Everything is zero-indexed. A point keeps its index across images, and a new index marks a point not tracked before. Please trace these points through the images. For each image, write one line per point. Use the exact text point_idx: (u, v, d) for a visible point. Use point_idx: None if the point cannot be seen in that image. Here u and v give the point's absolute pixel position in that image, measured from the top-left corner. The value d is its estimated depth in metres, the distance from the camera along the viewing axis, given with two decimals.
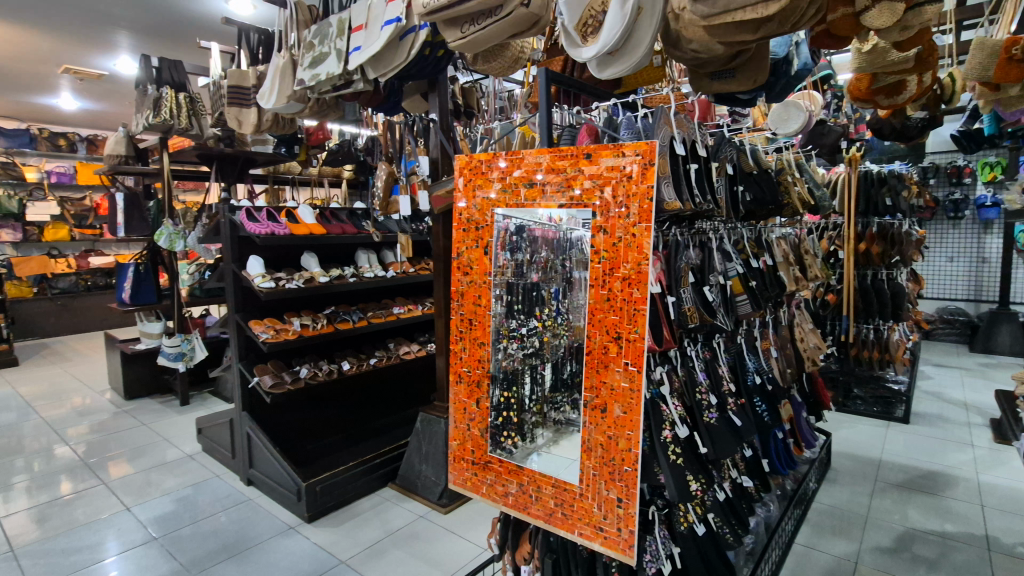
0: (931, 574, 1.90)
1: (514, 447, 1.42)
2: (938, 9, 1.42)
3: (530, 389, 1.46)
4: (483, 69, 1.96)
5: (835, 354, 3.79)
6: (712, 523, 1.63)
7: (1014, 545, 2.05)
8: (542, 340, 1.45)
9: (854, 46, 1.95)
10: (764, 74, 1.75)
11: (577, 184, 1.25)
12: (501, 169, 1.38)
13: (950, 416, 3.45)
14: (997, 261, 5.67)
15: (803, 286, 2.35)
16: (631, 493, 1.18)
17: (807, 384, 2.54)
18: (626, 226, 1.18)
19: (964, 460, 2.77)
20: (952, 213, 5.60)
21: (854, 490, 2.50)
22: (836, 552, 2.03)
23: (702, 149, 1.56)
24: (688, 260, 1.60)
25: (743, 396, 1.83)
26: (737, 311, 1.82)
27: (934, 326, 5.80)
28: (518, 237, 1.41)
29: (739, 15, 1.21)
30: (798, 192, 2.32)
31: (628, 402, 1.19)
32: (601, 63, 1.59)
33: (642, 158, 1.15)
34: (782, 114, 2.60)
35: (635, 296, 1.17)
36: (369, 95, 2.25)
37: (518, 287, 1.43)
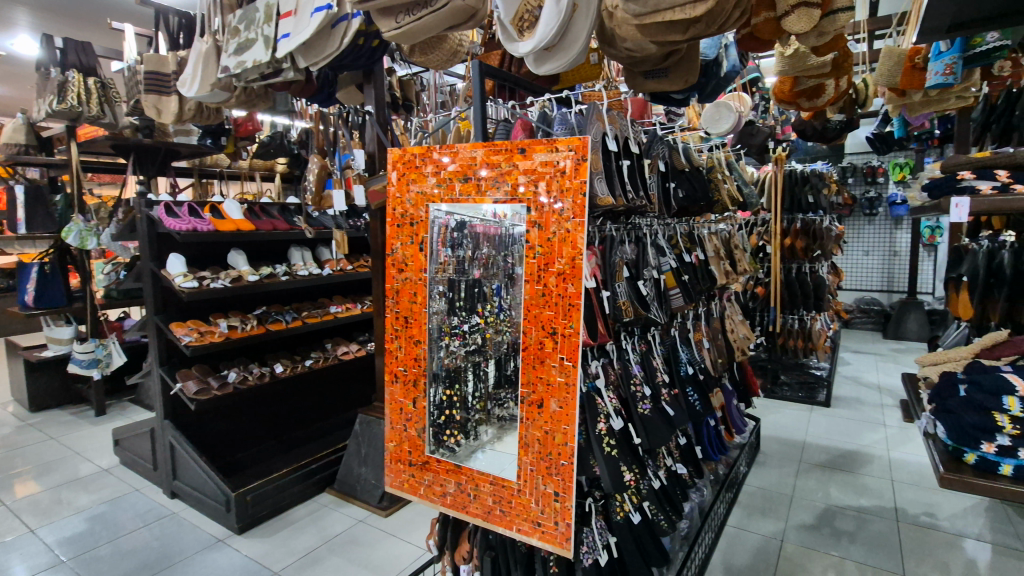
0: (848, 547, 2.03)
1: (457, 445, 1.41)
2: (850, 17, 1.51)
3: (473, 386, 1.44)
4: (420, 62, 1.91)
5: (763, 343, 4.00)
6: (647, 512, 1.67)
7: (918, 515, 2.23)
8: (484, 337, 1.41)
9: (778, 50, 2.05)
10: (695, 74, 1.82)
11: (512, 179, 1.24)
12: (436, 163, 1.35)
13: (866, 398, 3.72)
14: (906, 254, 6.16)
15: (733, 279, 2.45)
16: (567, 486, 1.19)
17: (737, 373, 2.66)
18: (560, 220, 1.18)
19: (877, 439, 3.00)
20: (867, 210, 6.03)
21: (781, 472, 2.65)
22: (764, 532, 2.14)
23: (634, 145, 1.59)
24: (622, 255, 1.64)
25: (676, 386, 1.89)
26: (670, 304, 1.87)
27: (853, 316, 6.20)
28: (459, 233, 1.39)
29: (669, 14, 1.24)
30: (728, 189, 2.41)
31: (564, 396, 1.19)
32: (537, 59, 1.59)
33: (575, 153, 1.16)
34: (714, 115, 2.69)
35: (570, 291, 1.17)
36: (301, 84, 2.16)
37: (459, 284, 1.42)
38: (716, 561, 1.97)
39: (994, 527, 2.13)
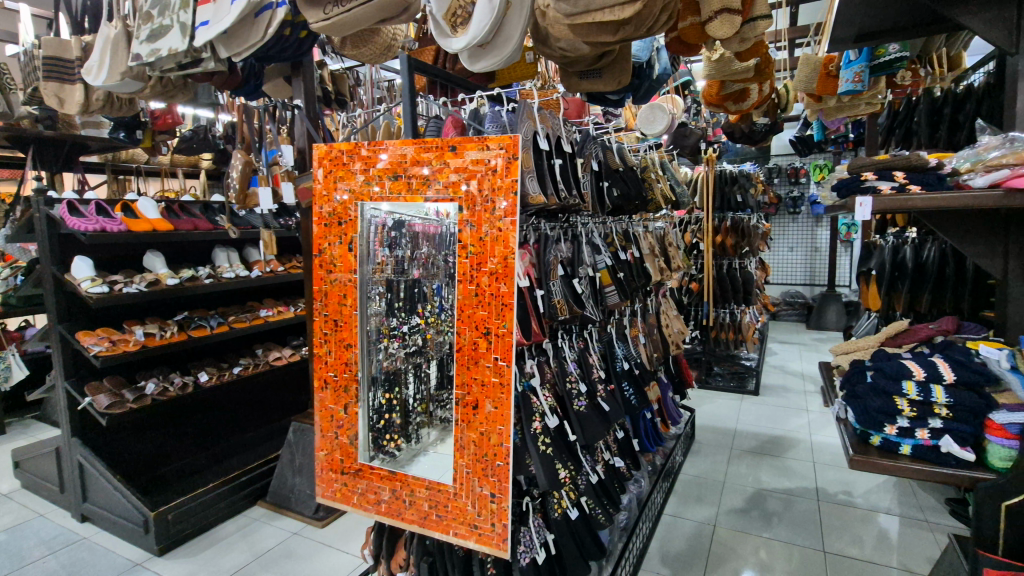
0: (774, 527, 2.14)
1: (398, 449, 1.39)
2: (768, 24, 1.58)
3: (413, 389, 1.43)
4: (352, 56, 1.85)
5: (698, 337, 4.17)
6: (585, 507, 1.68)
7: (836, 493, 2.39)
8: (425, 338, 1.39)
9: (705, 54, 2.13)
10: (627, 76, 1.86)
11: (443, 177, 1.22)
12: (363, 160, 1.31)
13: (790, 386, 3.96)
14: (826, 250, 6.61)
15: (668, 276, 2.54)
16: (504, 487, 1.18)
17: (673, 366, 2.75)
18: (493, 219, 1.16)
19: (800, 424, 3.19)
20: (792, 209, 6.41)
21: (714, 459, 2.76)
22: (698, 518, 2.22)
23: (567, 145, 1.61)
24: (557, 253, 1.65)
25: (612, 381, 1.94)
26: (605, 301, 1.92)
27: (780, 308, 6.57)
28: (397, 232, 1.36)
29: (599, 15, 1.25)
30: (661, 188, 2.49)
31: (499, 396, 1.18)
32: (472, 55, 1.58)
33: (505, 151, 1.15)
34: (648, 116, 2.76)
35: (502, 291, 1.16)
36: (224, 76, 2.04)
37: (399, 284, 1.39)
38: (654, 550, 2.02)
39: (901, 501, 2.32)
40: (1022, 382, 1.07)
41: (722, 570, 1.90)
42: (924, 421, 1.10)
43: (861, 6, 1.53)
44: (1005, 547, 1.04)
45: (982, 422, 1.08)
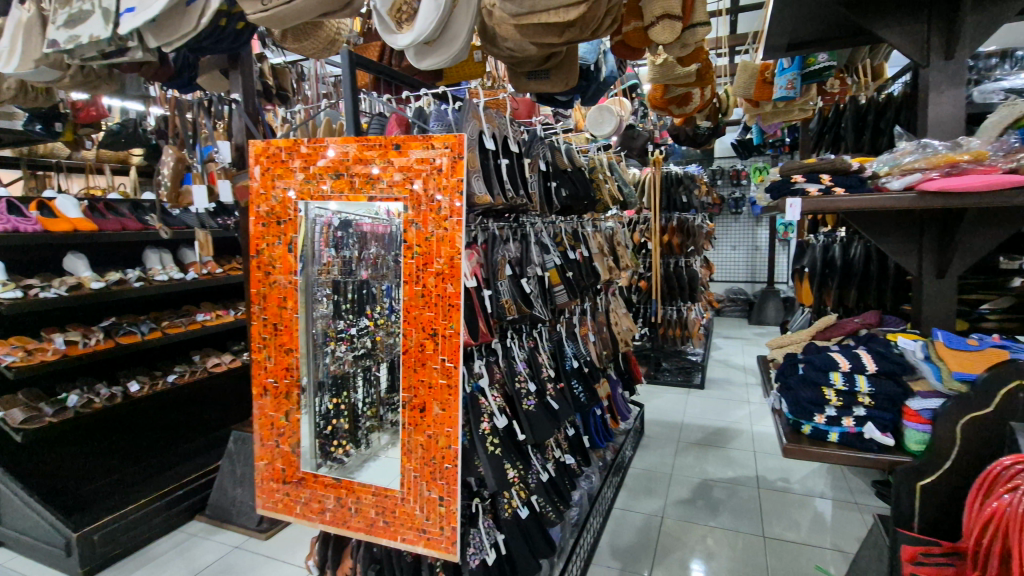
0: (717, 516, 2.23)
1: (346, 456, 1.34)
2: (707, 31, 1.65)
3: (362, 393, 1.35)
4: (294, 49, 1.78)
5: (646, 334, 4.30)
6: (535, 505, 1.70)
7: (775, 480, 2.51)
8: (375, 340, 1.30)
9: (650, 58, 2.18)
10: (574, 78, 1.88)
11: (386, 177, 1.19)
12: (303, 156, 1.27)
13: (733, 379, 4.13)
14: (766, 249, 6.94)
15: (616, 274, 2.59)
16: (452, 490, 1.17)
17: (622, 362, 2.82)
18: (438, 219, 1.15)
19: (742, 415, 3.33)
20: (734, 209, 6.69)
21: (662, 452, 2.85)
22: (647, 511, 2.28)
23: (513, 145, 1.62)
24: (504, 253, 1.65)
25: (562, 379, 1.96)
26: (554, 300, 1.94)
27: (723, 305, 6.85)
28: (343, 232, 1.31)
29: (544, 16, 1.25)
30: (609, 189, 2.54)
31: (446, 398, 1.17)
32: (418, 52, 1.55)
33: (450, 150, 1.14)
34: (598, 117, 2.79)
35: (449, 291, 1.15)
36: (154, 67, 1.93)
37: (346, 286, 1.33)
38: (604, 544, 2.06)
39: (833, 485, 2.46)
40: (933, 371, 1.16)
41: (670, 560, 1.95)
42: (849, 410, 1.16)
43: (794, 16, 1.60)
44: (920, 523, 1.12)
45: (898, 408, 1.16)
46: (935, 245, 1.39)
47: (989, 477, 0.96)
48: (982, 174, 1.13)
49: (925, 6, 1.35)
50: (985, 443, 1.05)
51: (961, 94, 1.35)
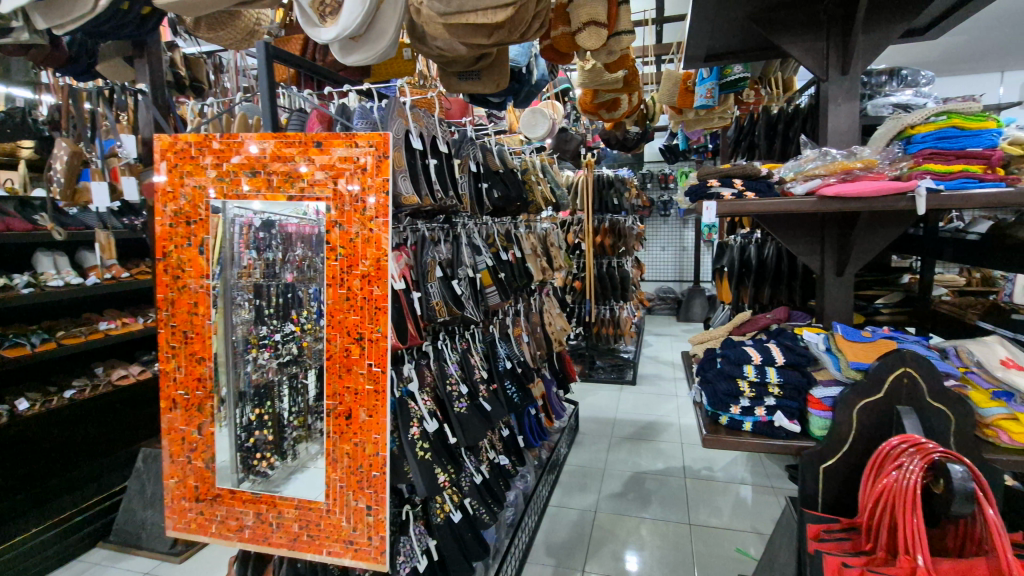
0: (648, 507, 2.30)
1: (271, 468, 1.27)
2: (631, 39, 1.69)
3: (288, 403, 1.30)
4: (208, 38, 1.67)
5: (581, 333, 4.41)
6: (468, 508, 1.70)
7: (700, 469, 2.64)
8: (300, 346, 1.24)
9: (579, 64, 2.23)
10: (505, 79, 1.89)
11: (307, 175, 1.14)
12: (215, 152, 1.19)
13: (663, 374, 4.31)
14: (692, 249, 7.31)
15: (550, 275, 2.63)
16: (380, 498, 1.14)
17: (557, 362, 2.87)
18: (363, 219, 1.11)
19: (670, 409, 3.49)
20: (663, 211, 6.99)
21: (596, 448, 2.92)
22: (581, 506, 2.33)
23: (442, 145, 1.62)
24: (435, 255, 1.64)
25: (494, 380, 1.96)
26: (486, 301, 1.94)
27: (654, 303, 7.14)
28: (266, 233, 1.24)
29: (472, 17, 1.24)
30: (541, 190, 2.57)
31: (373, 404, 1.14)
32: (343, 47, 1.51)
33: (375, 149, 1.10)
34: (531, 120, 2.83)
35: (375, 294, 1.12)
36: (44, 50, 1.74)
37: (269, 288, 1.26)
38: (539, 542, 2.08)
39: (753, 471, 2.62)
40: (834, 360, 1.26)
41: (603, 553, 2.00)
42: (761, 400, 1.25)
43: (710, 29, 1.69)
44: (823, 503, 1.21)
45: (805, 397, 1.25)
46: (835, 245, 1.51)
47: (878, 457, 1.06)
48: (872, 180, 1.23)
49: (824, 24, 1.46)
50: (876, 425, 1.15)
51: (855, 107, 1.47)
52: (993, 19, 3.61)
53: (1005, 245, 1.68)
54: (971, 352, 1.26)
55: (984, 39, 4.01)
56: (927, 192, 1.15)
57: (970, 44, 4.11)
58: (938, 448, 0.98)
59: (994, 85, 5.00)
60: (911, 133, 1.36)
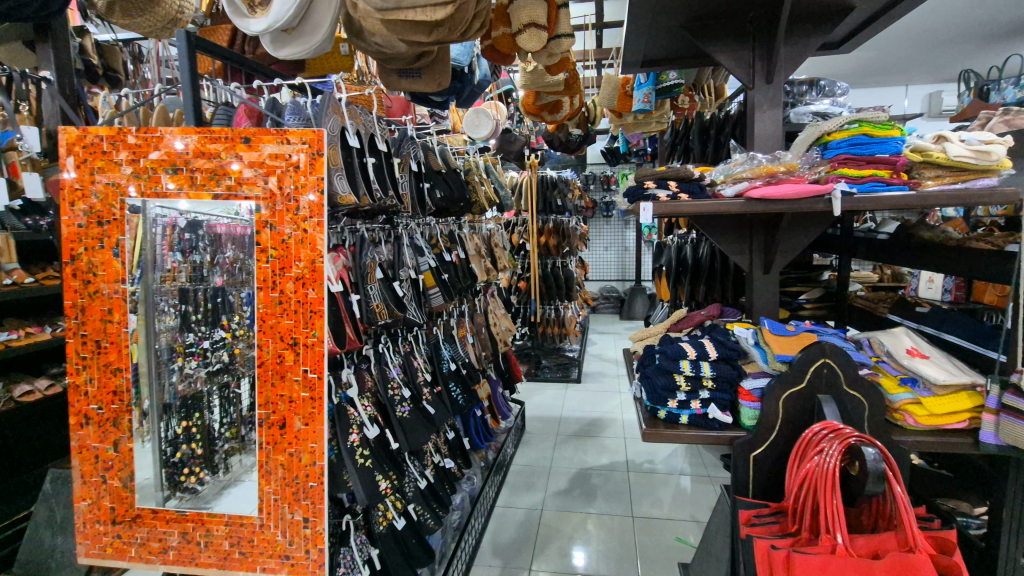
0: (593, 502, 2.35)
1: (200, 484, 1.20)
2: (571, 43, 1.72)
3: (218, 414, 1.23)
4: (124, 25, 1.56)
5: (526, 333, 4.43)
6: (412, 514, 1.68)
7: (642, 462, 2.72)
8: (232, 354, 1.18)
9: (521, 65, 2.24)
10: (446, 79, 1.86)
11: (233, 172, 1.09)
12: (130, 146, 1.11)
13: (607, 371, 4.41)
14: (633, 249, 7.53)
15: (494, 275, 2.63)
16: (318, 509, 1.09)
17: (502, 362, 2.88)
18: (296, 219, 1.07)
19: (614, 405, 3.57)
20: (606, 212, 7.16)
21: (542, 447, 2.94)
22: (527, 505, 2.34)
23: (381, 143, 1.59)
24: (374, 256, 1.60)
25: (438, 383, 1.94)
26: (430, 303, 1.92)
27: (598, 302, 7.29)
28: (191, 234, 1.18)
29: (410, 14, 1.21)
30: (484, 191, 2.56)
31: (309, 412, 1.09)
32: (274, 40, 1.44)
33: (309, 146, 1.06)
34: (474, 120, 2.81)
35: (310, 297, 1.08)
36: None
37: (195, 293, 1.20)
38: (486, 543, 2.07)
39: (691, 462, 2.73)
40: (761, 354, 1.33)
41: (550, 550, 2.02)
42: (696, 394, 1.30)
43: (646, 37, 1.74)
44: (754, 490, 1.26)
45: (736, 389, 1.31)
46: (762, 245, 1.59)
47: (802, 443, 1.12)
48: (794, 184, 1.31)
49: (750, 35, 1.54)
50: (800, 414, 1.22)
51: (779, 114, 1.57)
52: (898, 36, 3.94)
53: (909, 244, 1.83)
54: (882, 342, 1.38)
55: (892, 55, 4.37)
56: (842, 196, 1.23)
57: (880, 59, 4.46)
58: (854, 433, 1.05)
59: (900, 97, 5.45)
60: (827, 140, 1.45)
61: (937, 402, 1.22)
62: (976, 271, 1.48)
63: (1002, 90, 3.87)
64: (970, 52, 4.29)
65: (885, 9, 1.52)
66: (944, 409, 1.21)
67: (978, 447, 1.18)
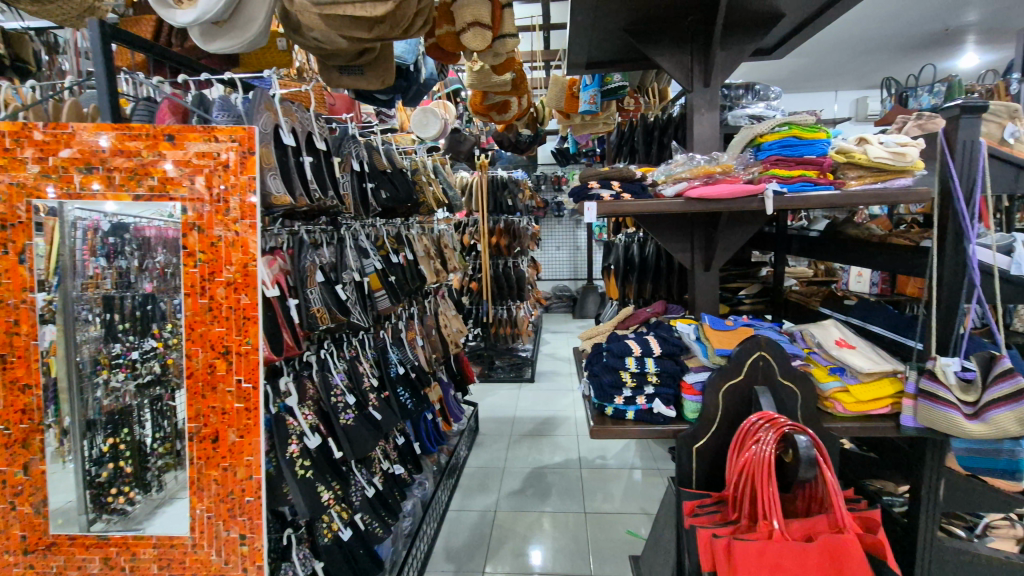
0: (546, 501, 2.36)
1: (131, 504, 1.11)
2: (516, 43, 1.72)
3: (150, 432, 1.13)
4: (34, 12, 1.44)
5: (479, 334, 4.41)
6: (359, 524, 1.62)
7: (594, 458, 2.76)
8: (164, 365, 1.09)
9: (467, 65, 2.23)
10: (391, 76, 1.82)
11: (156, 172, 1.02)
12: (37, 142, 1.02)
13: (560, 369, 4.45)
14: (584, 248, 7.65)
15: (443, 277, 2.61)
16: (255, 525, 1.04)
17: (454, 364, 2.86)
18: (226, 222, 1.02)
19: (567, 403, 3.61)
20: (557, 212, 7.25)
21: (494, 448, 2.93)
22: (480, 508, 2.33)
23: (319, 142, 1.54)
24: (315, 259, 1.55)
25: (386, 388, 1.90)
26: (376, 306, 1.88)
27: (551, 301, 7.36)
28: (116, 238, 1.09)
29: (348, 9, 1.17)
30: (432, 191, 2.52)
31: (244, 423, 1.04)
32: (204, 33, 1.36)
33: (239, 145, 1.01)
34: (422, 119, 2.77)
35: (243, 303, 1.02)
36: None
37: (123, 301, 1.11)
38: (438, 548, 2.05)
39: (641, 456, 2.79)
40: (702, 349, 1.38)
41: (504, 551, 2.01)
42: (640, 390, 1.33)
43: (589, 39, 1.77)
44: (697, 480, 1.30)
45: (679, 384, 1.35)
46: (702, 243, 1.65)
47: (740, 433, 1.16)
48: (730, 184, 1.36)
49: (689, 40, 1.59)
50: (739, 405, 1.27)
51: (716, 116, 1.62)
52: (827, 44, 4.18)
53: (837, 241, 1.93)
54: (813, 335, 1.46)
55: (822, 62, 4.63)
56: (773, 195, 1.29)
57: (812, 65, 4.72)
58: (788, 422, 1.10)
59: (830, 102, 5.80)
60: (760, 141, 1.51)
61: (862, 389, 1.30)
62: (895, 266, 1.58)
63: (919, 97, 4.18)
64: (890, 62, 4.60)
65: (811, 19, 1.60)
66: (869, 396, 1.29)
67: (899, 431, 1.26)
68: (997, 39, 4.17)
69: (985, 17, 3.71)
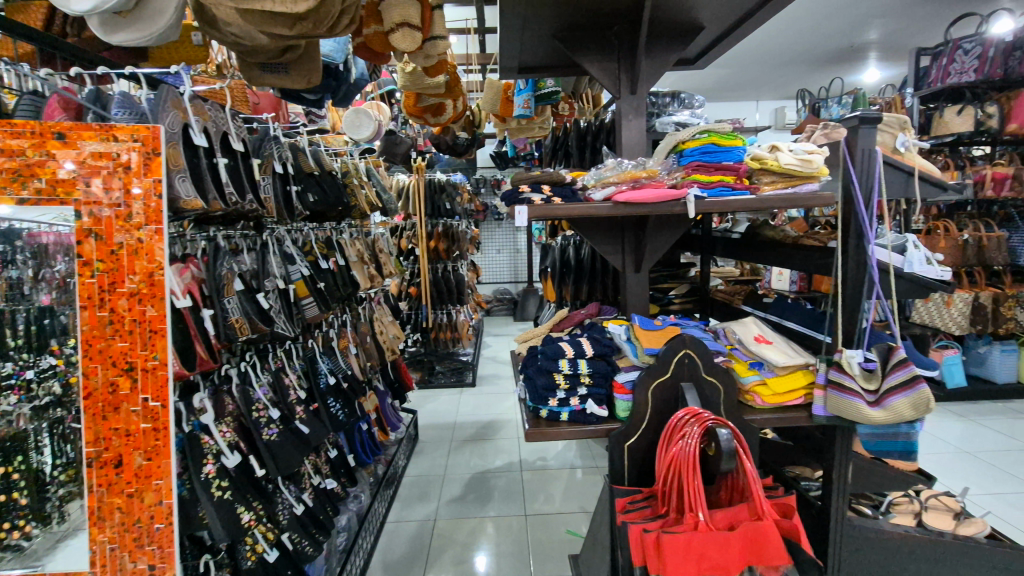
0: (486, 506, 2.35)
1: (26, 539, 0.97)
2: (446, 45, 1.71)
3: (50, 459, 0.98)
4: None
5: (419, 339, 4.34)
6: (287, 544, 1.54)
7: (534, 460, 2.78)
8: (66, 385, 0.96)
9: (399, 66, 2.18)
10: (317, 75, 1.75)
11: (44, 173, 0.93)
12: None
13: (501, 372, 4.46)
14: (524, 251, 7.71)
15: (378, 283, 2.54)
16: (165, 554, 0.96)
17: (392, 372, 2.80)
18: (128, 228, 0.94)
19: (508, 406, 3.62)
20: (497, 215, 7.28)
21: (435, 455, 2.89)
22: (419, 518, 2.28)
23: (235, 142, 1.46)
24: (233, 266, 1.46)
25: (314, 400, 1.83)
26: (304, 314, 1.82)
27: (492, 304, 7.37)
28: (4, 245, 0.95)
29: (266, 5, 1.11)
30: (365, 194, 2.46)
31: (152, 445, 0.97)
32: (105, 24, 1.24)
33: (141, 145, 0.95)
34: (353, 120, 2.69)
35: (149, 315, 0.95)
36: None
37: (15, 316, 0.96)
38: (375, 562, 1.99)
39: (580, 455, 2.83)
40: (632, 348, 1.42)
41: (442, 560, 1.98)
42: (574, 391, 1.35)
43: (520, 44, 1.78)
44: (629, 477, 1.34)
45: (611, 383, 1.38)
46: (632, 245, 1.69)
47: (669, 429, 1.20)
48: (655, 188, 1.40)
49: (615, 47, 1.63)
50: (666, 401, 1.31)
51: (642, 123, 1.68)
52: (747, 56, 4.43)
53: (756, 243, 2.05)
54: (734, 331, 1.53)
55: (744, 73, 4.91)
56: (694, 200, 1.34)
57: (735, 75, 4.98)
58: (711, 415, 1.15)
59: (752, 111, 6.16)
60: (682, 148, 1.56)
61: (779, 382, 1.38)
62: (805, 266, 1.69)
63: (829, 108, 4.51)
64: (804, 74, 4.94)
65: (728, 32, 1.69)
66: (785, 388, 1.37)
67: (811, 419, 1.34)
68: (894, 57, 4.59)
69: (884, 36, 4.06)
